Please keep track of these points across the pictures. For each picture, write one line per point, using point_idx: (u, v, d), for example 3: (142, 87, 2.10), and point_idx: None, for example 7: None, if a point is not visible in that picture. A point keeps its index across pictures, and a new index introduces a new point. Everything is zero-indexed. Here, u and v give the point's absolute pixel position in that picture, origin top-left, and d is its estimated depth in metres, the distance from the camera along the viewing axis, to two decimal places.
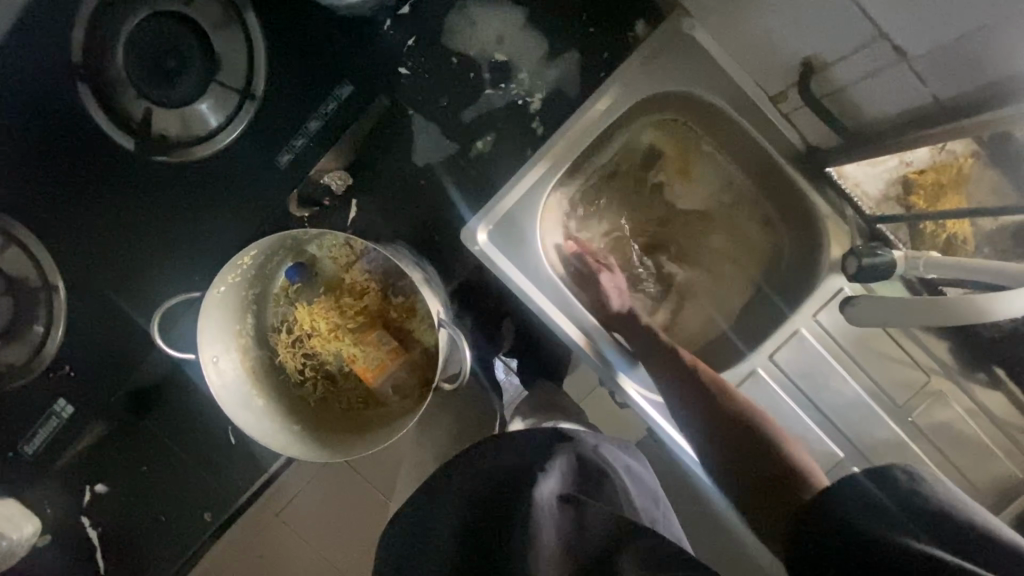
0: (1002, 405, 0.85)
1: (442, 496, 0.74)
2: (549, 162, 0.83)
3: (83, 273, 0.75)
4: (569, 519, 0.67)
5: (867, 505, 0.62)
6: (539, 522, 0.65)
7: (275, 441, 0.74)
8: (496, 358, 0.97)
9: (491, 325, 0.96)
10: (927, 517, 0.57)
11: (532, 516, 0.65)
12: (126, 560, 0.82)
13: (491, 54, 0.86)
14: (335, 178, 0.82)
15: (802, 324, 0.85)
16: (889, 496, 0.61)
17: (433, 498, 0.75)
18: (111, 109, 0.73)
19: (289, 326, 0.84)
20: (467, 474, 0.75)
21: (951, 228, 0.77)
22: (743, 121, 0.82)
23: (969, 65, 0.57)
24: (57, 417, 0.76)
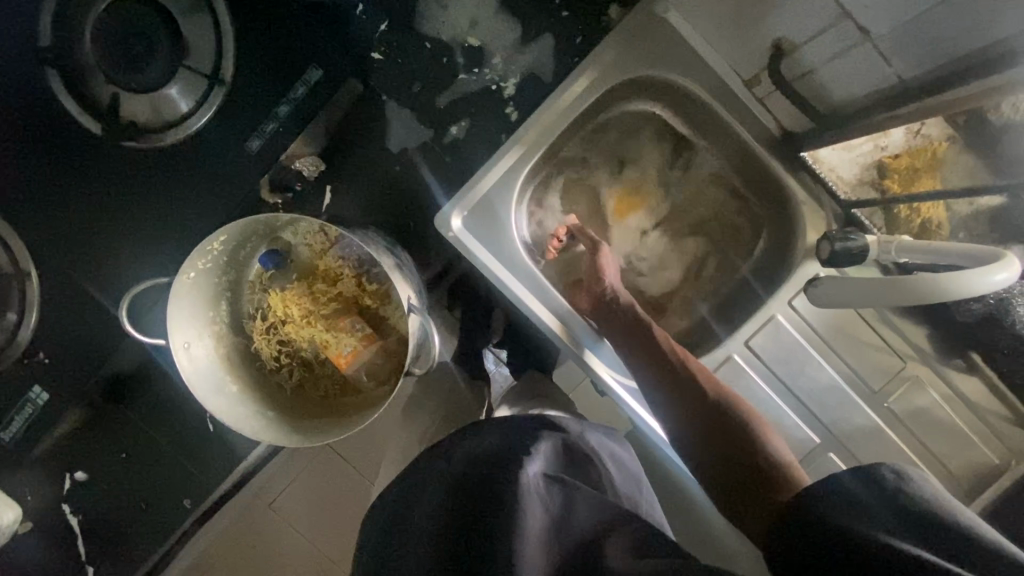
0: (977, 388, 0.88)
1: (418, 482, 0.70)
2: (524, 147, 0.83)
3: (55, 264, 0.78)
4: (555, 507, 0.63)
5: (856, 508, 0.53)
6: (529, 504, 0.60)
7: (246, 426, 0.76)
8: (487, 350, 0.99)
9: (478, 312, 0.98)
10: (913, 516, 0.50)
11: (523, 496, 0.60)
12: (109, 535, 0.93)
13: (463, 39, 0.83)
14: (306, 164, 0.80)
15: (779, 309, 0.86)
16: (873, 495, 0.54)
17: (408, 491, 0.71)
18: (79, 94, 0.72)
19: (264, 313, 0.86)
20: (443, 459, 0.72)
21: (924, 212, 0.77)
22: (720, 109, 0.83)
23: (932, 42, 0.58)
24: (32, 404, 0.82)
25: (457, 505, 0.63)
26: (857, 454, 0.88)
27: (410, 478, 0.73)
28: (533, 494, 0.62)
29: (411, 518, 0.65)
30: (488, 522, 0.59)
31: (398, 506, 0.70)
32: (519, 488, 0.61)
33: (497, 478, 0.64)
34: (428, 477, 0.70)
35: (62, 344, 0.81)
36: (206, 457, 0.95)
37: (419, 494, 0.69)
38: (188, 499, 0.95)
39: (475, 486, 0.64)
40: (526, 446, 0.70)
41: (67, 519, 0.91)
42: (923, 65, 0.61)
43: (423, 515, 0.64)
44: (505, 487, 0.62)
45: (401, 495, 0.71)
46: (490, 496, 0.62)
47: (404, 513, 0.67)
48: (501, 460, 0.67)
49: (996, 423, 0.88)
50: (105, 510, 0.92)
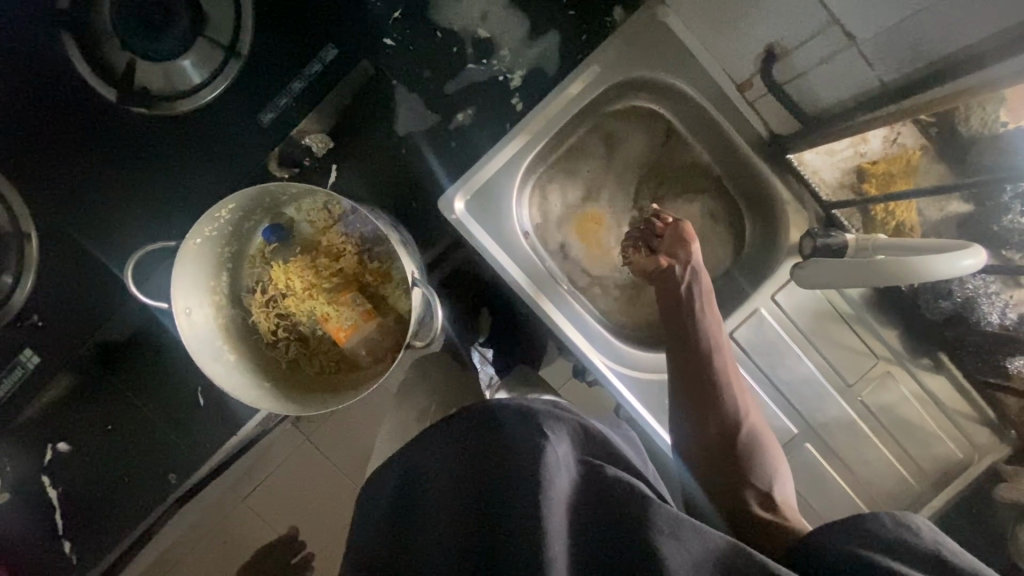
0: (944, 387, 0.93)
1: (439, 458, 0.71)
2: (525, 138, 0.88)
3: (57, 227, 0.79)
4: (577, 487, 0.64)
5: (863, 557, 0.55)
6: (552, 488, 0.60)
7: (244, 393, 0.77)
8: (472, 348, 1.06)
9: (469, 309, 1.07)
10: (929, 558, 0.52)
11: (545, 482, 0.60)
12: (88, 511, 0.91)
13: (474, 31, 0.87)
14: (317, 141, 0.81)
15: (761, 303, 0.91)
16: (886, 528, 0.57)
17: (417, 472, 0.72)
18: (96, 61, 0.75)
19: (263, 286, 0.86)
20: (455, 441, 0.72)
21: (899, 216, 0.83)
22: (714, 111, 0.88)
23: (910, 47, 0.63)
24: (21, 368, 0.82)
25: (476, 494, 0.63)
26: (832, 445, 0.93)
27: (416, 458, 0.74)
28: (556, 477, 0.62)
29: (429, 506, 0.66)
30: (512, 508, 0.59)
31: (406, 490, 0.71)
32: (541, 474, 0.61)
33: (514, 462, 0.64)
34: (442, 459, 0.70)
35: (57, 308, 0.81)
36: (194, 433, 0.93)
37: (431, 477, 0.70)
38: (172, 473, 0.92)
39: (492, 471, 0.65)
40: (539, 427, 0.69)
41: (48, 492, 0.90)
42: (902, 68, 0.66)
43: (440, 505, 0.65)
44: (527, 468, 0.62)
45: (406, 474, 0.73)
46: (509, 481, 0.62)
47: (418, 496, 0.69)
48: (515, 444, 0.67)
49: (961, 421, 0.93)
50: (86, 485, 0.91)
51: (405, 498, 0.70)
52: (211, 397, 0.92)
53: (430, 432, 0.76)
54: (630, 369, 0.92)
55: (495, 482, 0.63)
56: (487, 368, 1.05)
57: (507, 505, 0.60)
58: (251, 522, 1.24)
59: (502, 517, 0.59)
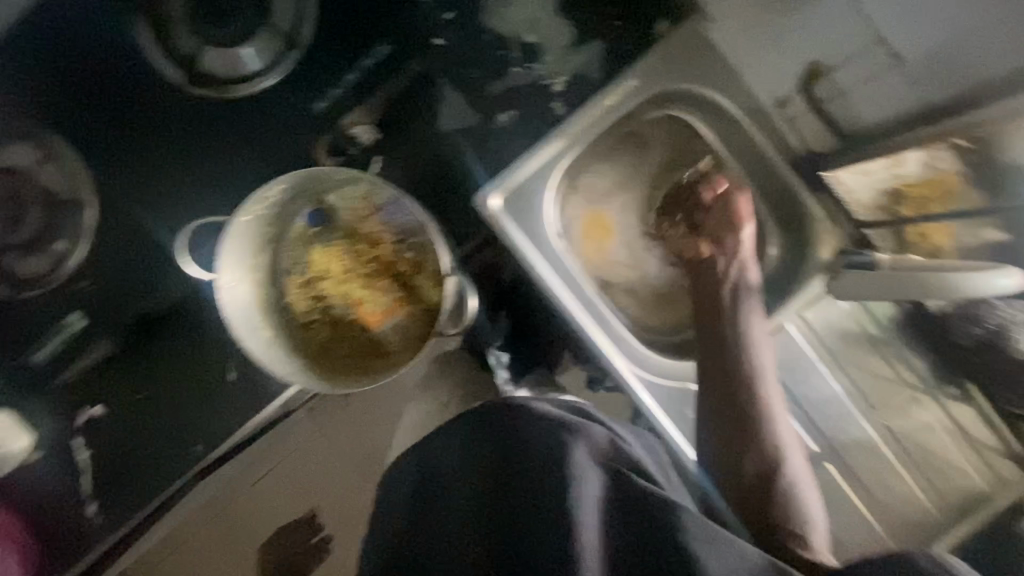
0: (972, 418, 0.92)
1: (461, 452, 0.74)
2: (564, 143, 0.91)
3: (113, 198, 0.84)
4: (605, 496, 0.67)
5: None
6: (584, 519, 0.62)
7: (278, 367, 0.80)
8: (488, 351, 1.10)
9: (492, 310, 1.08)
10: None
11: (577, 509, 0.63)
12: (111, 476, 0.94)
13: (521, 36, 0.90)
14: (364, 131, 0.85)
15: (786, 319, 0.92)
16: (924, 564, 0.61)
17: (434, 468, 0.76)
18: (165, 45, 0.80)
19: (302, 269, 0.89)
20: (473, 442, 0.75)
21: (932, 238, 0.83)
22: (751, 127, 0.90)
23: (952, 65, 0.67)
24: (69, 328, 0.87)
25: (503, 510, 0.67)
26: (852, 468, 0.92)
27: (434, 452, 0.77)
28: (586, 498, 0.65)
29: (453, 512, 0.70)
30: (546, 533, 0.63)
31: (427, 487, 0.75)
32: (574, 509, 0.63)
33: (542, 485, 0.67)
34: (462, 463, 0.73)
35: (107, 274, 0.85)
36: (221, 407, 0.95)
37: (451, 477, 0.73)
38: (200, 443, 0.95)
39: (518, 490, 0.68)
40: (562, 434, 0.71)
41: (76, 453, 0.92)
42: (943, 87, 0.69)
43: (466, 514, 0.69)
44: (554, 481, 0.66)
45: (425, 468, 0.76)
46: (540, 505, 0.65)
47: (441, 489, 0.73)
48: (538, 459, 0.69)
49: (989, 455, 0.91)
50: (113, 450, 0.93)
51: (427, 495, 0.74)
52: (241, 372, 0.94)
53: (447, 426, 0.79)
54: (653, 375, 0.92)
55: (524, 502, 0.66)
56: (500, 368, 1.10)
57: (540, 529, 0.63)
58: (262, 506, 1.21)
59: (535, 538, 0.63)
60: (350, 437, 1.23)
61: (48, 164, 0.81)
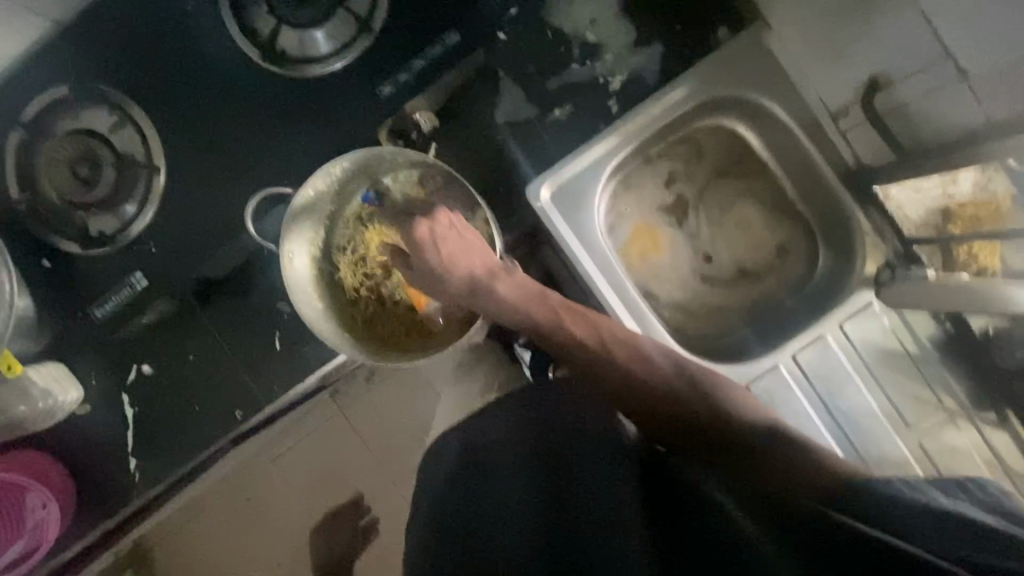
0: (1005, 442, 0.91)
1: (506, 443, 0.79)
2: (617, 140, 0.92)
3: (182, 165, 0.88)
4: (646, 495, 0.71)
5: (904, 519, 0.60)
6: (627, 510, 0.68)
7: (331, 337, 0.86)
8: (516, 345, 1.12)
9: None
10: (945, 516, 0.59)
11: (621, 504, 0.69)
12: (155, 433, 0.98)
13: (582, 34, 0.91)
14: (425, 118, 0.87)
15: (828, 330, 0.91)
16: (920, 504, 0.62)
17: (479, 455, 0.80)
18: (245, 23, 0.85)
19: (354, 246, 0.92)
20: (517, 431, 0.80)
21: (981, 261, 0.83)
22: (804, 136, 0.90)
23: (1018, 85, 0.64)
24: (131, 288, 0.91)
25: (550, 500, 0.72)
26: None
27: (479, 438, 0.82)
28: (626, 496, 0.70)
29: (500, 498, 0.74)
30: (594, 524, 0.67)
31: (472, 471, 0.79)
32: (618, 506, 0.69)
33: (587, 481, 0.72)
34: (505, 459, 0.78)
35: (170, 238, 0.90)
36: (263, 375, 0.97)
37: (497, 464, 0.78)
38: (239, 410, 0.98)
39: (566, 484, 0.73)
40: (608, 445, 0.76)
41: (124, 407, 0.98)
42: (1011, 107, 0.67)
43: (514, 501, 0.73)
44: (600, 487, 0.71)
45: (469, 451, 0.81)
46: (587, 498, 0.70)
47: (484, 477, 0.78)
48: (583, 454, 0.75)
49: None
50: (158, 409, 0.98)
51: (470, 477, 0.78)
52: (287, 341, 0.96)
53: (487, 410, 0.86)
54: None
55: (572, 494, 0.72)
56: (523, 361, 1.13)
57: (591, 519, 0.68)
58: (315, 464, 1.37)
59: (585, 526, 0.68)
60: (394, 417, 1.37)
61: (126, 130, 0.87)
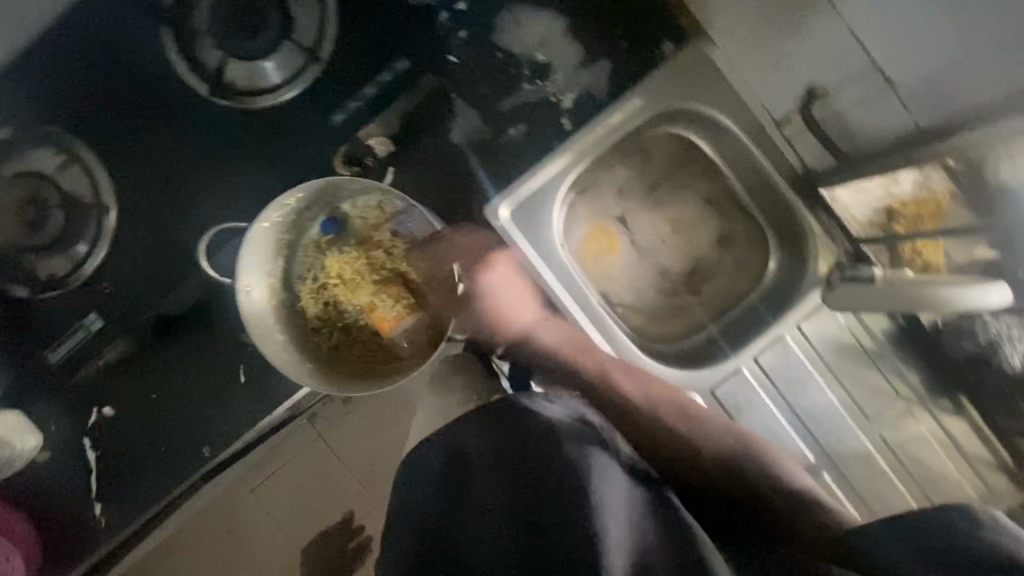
0: (963, 429, 0.94)
1: (480, 443, 0.75)
2: (572, 157, 0.93)
3: (133, 201, 0.87)
4: (633, 514, 0.67)
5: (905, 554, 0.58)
6: (609, 531, 0.63)
7: (292, 370, 0.83)
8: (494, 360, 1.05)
9: None
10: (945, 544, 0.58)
11: (603, 526, 0.63)
12: (120, 477, 0.95)
13: (531, 54, 0.93)
14: (380, 143, 0.88)
15: (786, 330, 0.94)
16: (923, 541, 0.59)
17: (456, 453, 0.76)
18: (190, 56, 0.83)
19: (315, 274, 0.92)
20: (497, 441, 0.74)
21: (925, 254, 0.85)
22: (751, 145, 0.93)
23: (939, 96, 0.69)
24: (87, 329, 0.89)
25: (529, 523, 0.66)
26: (847, 477, 0.94)
27: (456, 453, 0.76)
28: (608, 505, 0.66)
29: (474, 496, 0.71)
30: (577, 550, 0.62)
31: (453, 493, 0.73)
32: (600, 524, 0.64)
33: (567, 499, 0.66)
34: (482, 456, 0.74)
35: (125, 276, 0.88)
36: (228, 411, 0.95)
37: (476, 482, 0.72)
38: (207, 448, 0.95)
39: (549, 503, 0.66)
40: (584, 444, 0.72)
41: (85, 453, 0.95)
42: (934, 116, 0.71)
43: (491, 521, 0.68)
44: (575, 487, 0.67)
45: (450, 464, 0.75)
46: (570, 522, 0.64)
47: (460, 478, 0.74)
48: (566, 469, 0.69)
49: (982, 468, 0.93)
50: (121, 453, 0.95)
51: (449, 497, 0.72)
52: (252, 375, 0.95)
53: (465, 418, 0.79)
54: None
55: (553, 514, 0.65)
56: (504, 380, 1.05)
57: (577, 540, 0.63)
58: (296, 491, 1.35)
59: (565, 553, 0.63)
60: (375, 438, 1.34)
61: (73, 169, 0.85)
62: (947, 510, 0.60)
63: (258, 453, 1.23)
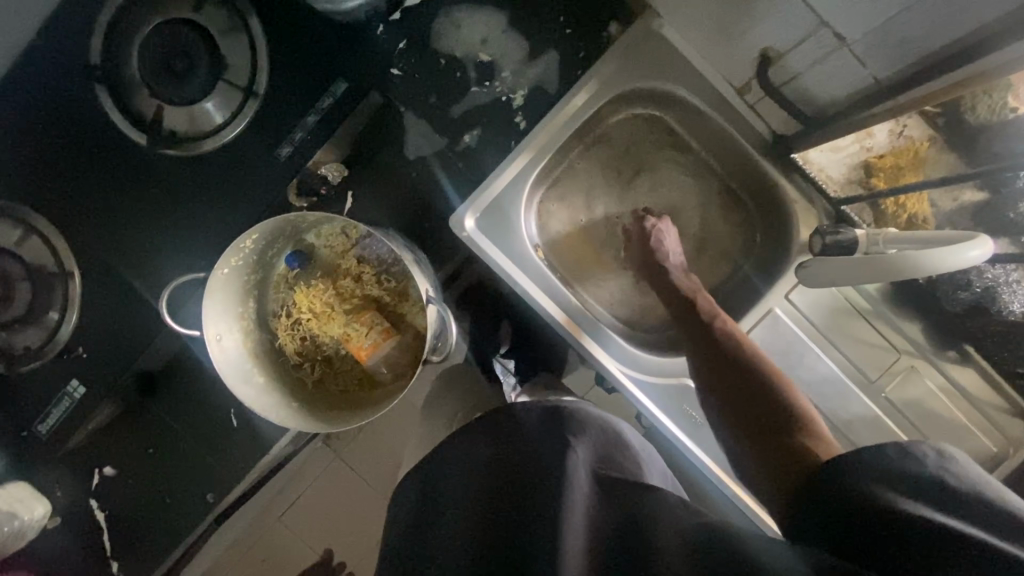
0: (972, 380, 0.90)
1: (459, 452, 0.79)
2: (531, 155, 0.90)
3: (94, 262, 0.85)
4: (598, 489, 0.70)
5: (878, 484, 0.56)
6: (571, 491, 0.66)
7: (274, 413, 0.82)
8: (495, 360, 1.07)
9: (487, 326, 1.09)
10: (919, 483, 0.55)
11: (564, 488, 0.66)
12: (129, 536, 0.95)
13: (475, 55, 0.91)
14: (333, 170, 0.85)
15: (775, 303, 0.91)
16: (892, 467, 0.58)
17: (436, 477, 0.78)
18: (126, 109, 0.81)
19: (288, 310, 0.90)
20: (475, 451, 0.77)
21: (910, 209, 0.82)
22: (715, 117, 0.90)
23: (897, 47, 0.66)
24: (69, 397, 0.87)
25: (493, 503, 0.67)
26: (856, 442, 0.91)
27: (434, 477, 0.78)
28: (578, 483, 0.67)
29: (446, 499, 0.72)
30: (538, 510, 0.64)
31: (427, 500, 0.75)
32: (563, 484, 0.66)
33: (536, 468, 0.69)
34: (458, 472, 0.75)
35: (97, 338, 0.86)
36: (227, 455, 0.95)
37: (448, 487, 0.74)
38: (211, 493, 0.95)
39: (512, 480, 0.69)
40: (564, 432, 0.75)
41: (94, 515, 0.94)
42: (893, 66, 0.69)
43: (457, 513, 0.69)
44: (549, 469, 0.69)
45: (426, 482, 0.78)
46: (530, 493, 0.66)
47: (435, 494, 0.75)
48: (530, 451, 0.72)
49: (995, 416, 0.90)
50: (127, 510, 0.94)
51: (428, 505, 0.74)
52: (244, 417, 0.94)
53: (443, 447, 0.82)
54: (647, 374, 0.92)
55: (516, 484, 0.69)
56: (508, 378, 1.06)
57: (535, 504, 0.65)
58: (297, 535, 1.25)
59: (517, 515, 0.64)
60: (375, 462, 1.24)
61: (30, 239, 0.83)
62: (907, 448, 0.60)
63: (257, 496, 1.15)
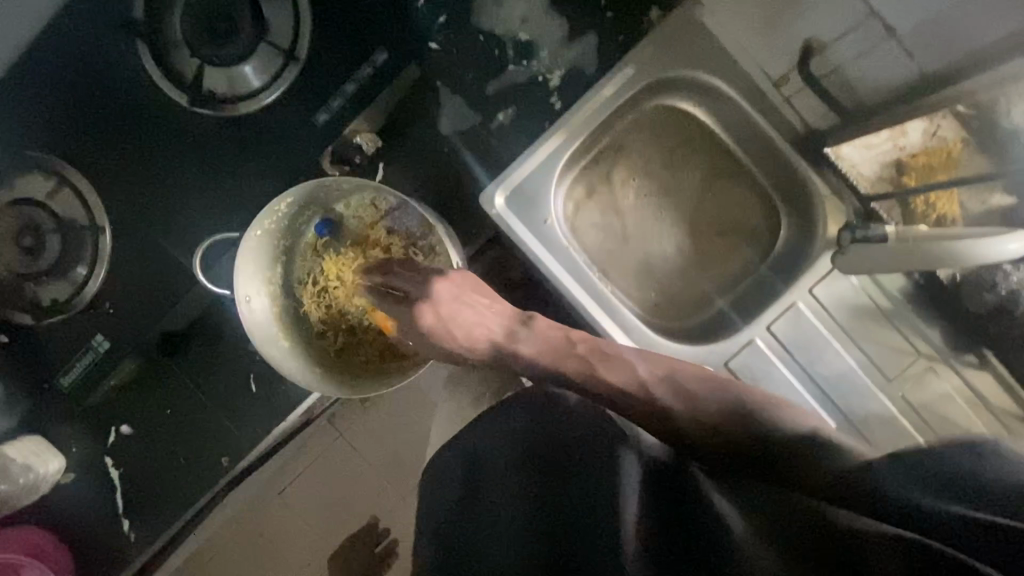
0: (988, 384, 0.91)
1: (497, 431, 0.77)
2: (565, 135, 0.92)
3: (125, 220, 0.86)
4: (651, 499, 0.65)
5: None
6: (626, 505, 0.62)
7: (301, 377, 0.84)
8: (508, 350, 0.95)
9: None
10: None
11: (615, 495, 0.63)
12: (138, 496, 0.95)
13: (515, 32, 0.90)
14: (368, 140, 0.85)
15: (799, 298, 0.91)
16: None
17: (479, 454, 0.77)
18: (167, 66, 0.81)
19: (314, 278, 0.92)
20: (518, 439, 0.75)
21: (940, 208, 0.83)
22: (748, 106, 0.90)
23: (948, 35, 0.70)
24: (94, 350, 0.88)
25: (544, 495, 0.68)
26: (873, 442, 0.91)
27: (477, 460, 0.77)
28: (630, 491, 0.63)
29: (496, 483, 0.73)
30: (593, 510, 0.63)
31: (471, 482, 0.75)
32: (613, 492, 0.63)
33: (579, 464, 0.68)
34: (503, 458, 0.74)
35: (125, 296, 0.87)
36: (246, 419, 0.95)
37: (496, 470, 0.74)
38: (225, 456, 0.95)
39: (558, 472, 0.69)
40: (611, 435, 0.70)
41: (108, 472, 0.94)
42: (941, 58, 0.73)
43: (507, 502, 0.70)
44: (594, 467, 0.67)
45: (469, 462, 0.77)
46: (576, 502, 0.65)
47: (481, 480, 0.75)
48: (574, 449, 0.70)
49: (1011, 423, 0.90)
50: (141, 470, 0.95)
51: (473, 489, 0.75)
52: (262, 382, 0.95)
53: (482, 421, 0.80)
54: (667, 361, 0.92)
55: (564, 478, 0.68)
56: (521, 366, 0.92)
57: (587, 507, 0.64)
58: (305, 505, 1.25)
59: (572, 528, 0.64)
60: (387, 437, 1.24)
61: (63, 190, 0.83)
62: None
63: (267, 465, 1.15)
